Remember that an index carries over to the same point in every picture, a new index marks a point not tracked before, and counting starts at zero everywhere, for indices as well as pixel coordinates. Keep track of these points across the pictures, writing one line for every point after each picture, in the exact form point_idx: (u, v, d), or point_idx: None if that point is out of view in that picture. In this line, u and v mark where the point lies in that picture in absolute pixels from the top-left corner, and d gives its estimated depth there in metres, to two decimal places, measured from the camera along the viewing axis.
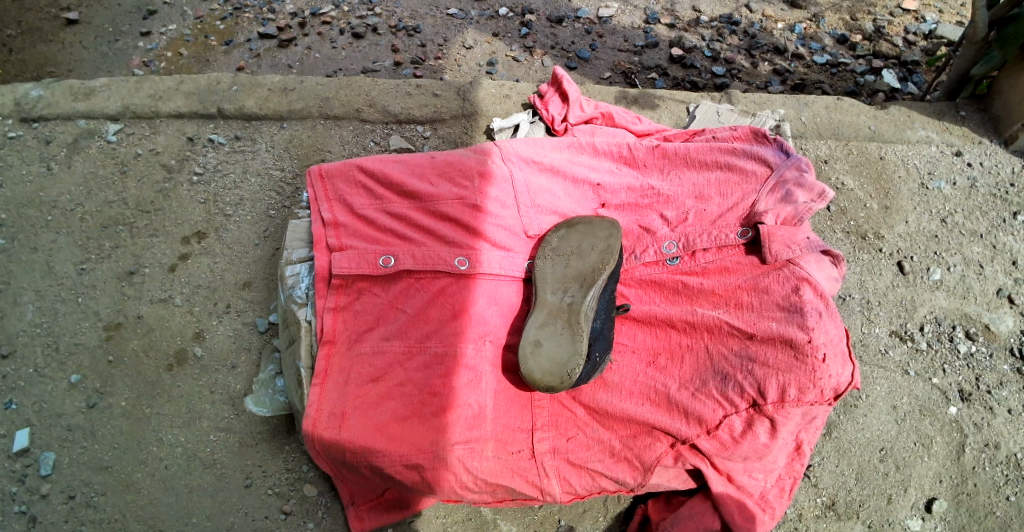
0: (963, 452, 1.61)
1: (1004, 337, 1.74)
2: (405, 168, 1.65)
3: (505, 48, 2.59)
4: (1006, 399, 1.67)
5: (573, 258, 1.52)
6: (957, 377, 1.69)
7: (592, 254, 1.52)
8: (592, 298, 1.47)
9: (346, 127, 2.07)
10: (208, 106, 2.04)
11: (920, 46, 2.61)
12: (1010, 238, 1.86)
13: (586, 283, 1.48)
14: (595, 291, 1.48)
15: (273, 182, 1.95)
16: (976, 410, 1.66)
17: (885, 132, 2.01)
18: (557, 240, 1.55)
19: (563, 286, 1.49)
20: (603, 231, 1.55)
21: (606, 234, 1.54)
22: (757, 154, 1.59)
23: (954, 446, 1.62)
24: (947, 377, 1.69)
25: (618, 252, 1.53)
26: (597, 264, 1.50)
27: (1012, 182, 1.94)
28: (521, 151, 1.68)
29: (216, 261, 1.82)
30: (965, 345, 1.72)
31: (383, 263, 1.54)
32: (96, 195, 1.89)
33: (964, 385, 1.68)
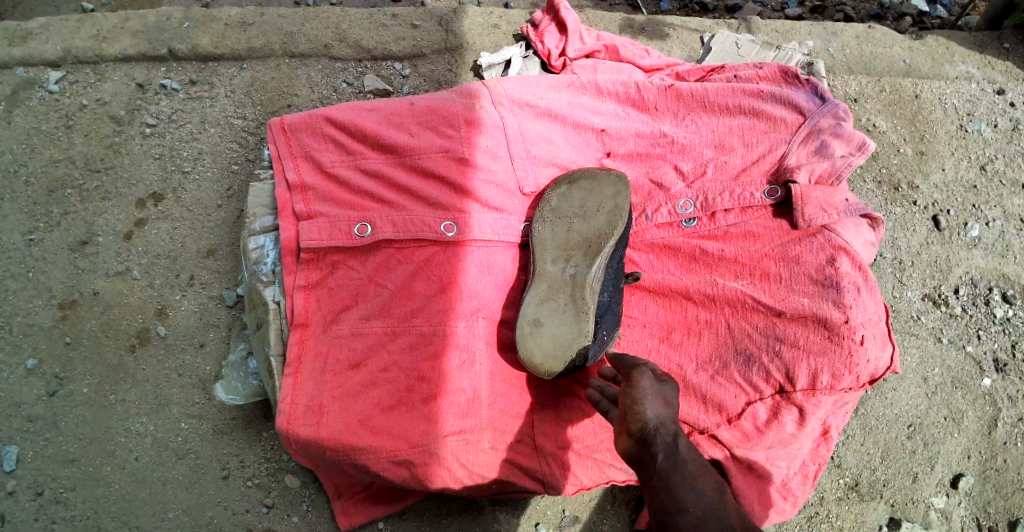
0: (995, 428, 1.57)
1: None
2: (380, 116, 1.45)
3: None
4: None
5: (576, 218, 1.35)
6: (991, 344, 1.63)
7: (598, 217, 1.35)
8: (598, 268, 1.31)
9: (315, 66, 1.84)
10: (158, 46, 1.80)
11: None
12: None
13: (591, 251, 1.32)
14: (601, 260, 1.31)
15: (236, 133, 1.75)
16: (1011, 382, 1.61)
17: (922, 66, 1.86)
18: (557, 199, 1.37)
19: (565, 254, 1.33)
20: (610, 187, 1.36)
21: (613, 191, 1.36)
22: (787, 98, 1.39)
23: (985, 420, 1.58)
24: (981, 345, 1.63)
25: (627, 211, 1.35)
26: (603, 228, 1.33)
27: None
28: (513, 93, 1.47)
29: (176, 226, 1.65)
30: (1002, 310, 1.65)
31: (359, 232, 1.37)
32: (40, 154, 1.67)
33: (999, 354, 1.63)
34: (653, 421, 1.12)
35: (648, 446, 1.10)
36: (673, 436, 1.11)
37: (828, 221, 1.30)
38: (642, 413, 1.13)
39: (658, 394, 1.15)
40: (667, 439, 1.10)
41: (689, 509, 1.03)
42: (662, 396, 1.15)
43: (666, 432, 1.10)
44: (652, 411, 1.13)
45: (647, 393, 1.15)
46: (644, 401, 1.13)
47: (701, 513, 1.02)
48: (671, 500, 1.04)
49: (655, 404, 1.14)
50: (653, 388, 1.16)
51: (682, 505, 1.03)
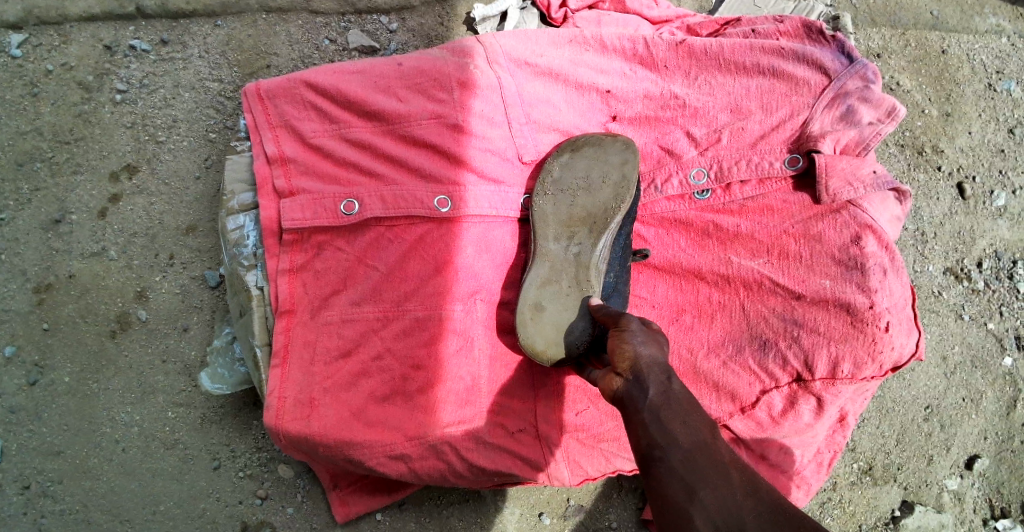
0: (1014, 408, 1.52)
1: None
2: (365, 80, 1.33)
3: None
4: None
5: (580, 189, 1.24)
6: (1014, 321, 1.56)
7: (604, 189, 1.23)
8: (603, 246, 1.21)
9: (294, 21, 1.71)
10: (124, 3, 1.63)
11: None
12: None
13: (597, 227, 1.21)
14: (607, 238, 1.21)
15: (213, 98, 1.64)
16: None
17: (950, 19, 1.72)
18: (560, 168, 1.25)
19: (568, 232, 1.22)
20: (616, 155, 1.25)
21: (621, 158, 1.25)
22: (812, 57, 1.26)
23: (1004, 402, 1.52)
24: (1003, 322, 1.56)
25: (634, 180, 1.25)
26: (610, 201, 1.22)
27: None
28: (510, 51, 1.35)
29: (153, 202, 1.55)
30: None
31: (345, 210, 1.28)
32: (4, 125, 1.53)
33: (1021, 330, 1.56)
34: (643, 358, 1.01)
35: (640, 382, 0.98)
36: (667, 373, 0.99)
37: (854, 195, 1.19)
38: (631, 352, 1.02)
39: (650, 337, 1.05)
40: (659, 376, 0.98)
41: (679, 442, 0.92)
42: (655, 339, 1.04)
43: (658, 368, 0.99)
44: (643, 351, 1.02)
45: (639, 336, 1.04)
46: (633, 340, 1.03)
47: (690, 448, 0.92)
48: (661, 434, 0.93)
49: (647, 345, 1.03)
50: (645, 334, 1.05)
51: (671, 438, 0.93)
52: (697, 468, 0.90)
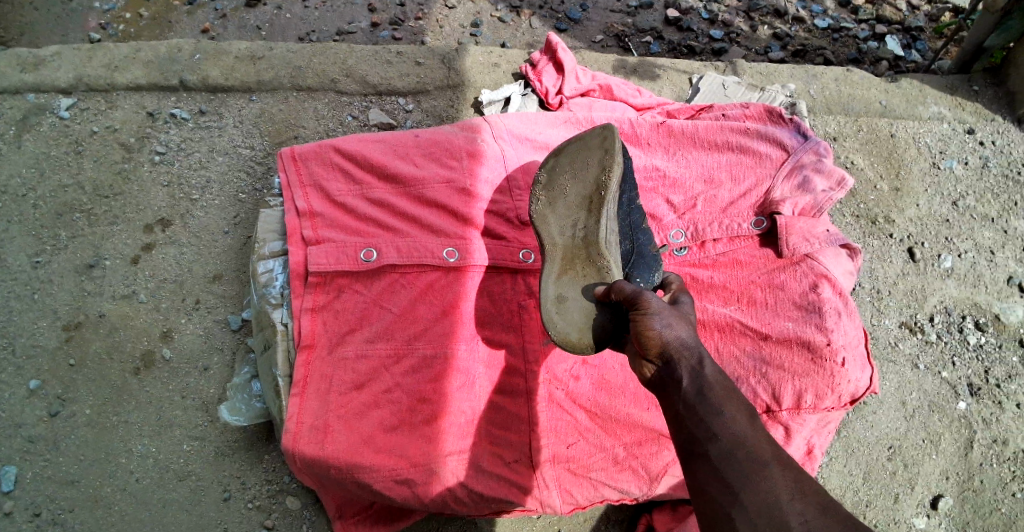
0: (971, 449, 1.65)
1: (1014, 328, 1.75)
2: (387, 149, 1.58)
3: (490, 7, 2.44)
4: (1014, 393, 1.70)
5: (575, 170, 1.40)
6: (966, 370, 1.71)
7: (591, 169, 1.39)
8: (608, 219, 1.36)
9: (321, 100, 1.93)
10: (169, 77, 1.89)
11: (924, 11, 2.47)
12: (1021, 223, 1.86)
13: (596, 208, 1.36)
14: (609, 210, 1.36)
15: (243, 161, 1.82)
16: (986, 405, 1.68)
17: (897, 107, 1.96)
18: (551, 170, 1.40)
19: (571, 219, 1.37)
20: (596, 137, 1.40)
21: (599, 137, 1.40)
22: (773, 136, 1.48)
23: (962, 443, 1.65)
24: (956, 371, 1.71)
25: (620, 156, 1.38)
26: (598, 175, 1.38)
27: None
28: (512, 129, 1.63)
29: (183, 252, 1.70)
30: (974, 337, 1.74)
31: (364, 257, 1.45)
32: (50, 177, 1.75)
33: (973, 379, 1.71)
34: (671, 343, 1.14)
35: (673, 369, 1.13)
36: (698, 358, 1.12)
37: (811, 250, 1.38)
38: (657, 336, 1.14)
39: (672, 315, 1.16)
40: (692, 361, 1.12)
41: (720, 438, 1.05)
42: (675, 317, 1.16)
43: (689, 355, 1.12)
44: (669, 334, 1.14)
45: (663, 316, 1.16)
46: (658, 324, 1.15)
47: (730, 446, 1.05)
48: (703, 431, 1.07)
49: (671, 327, 1.15)
50: (666, 310, 1.17)
51: (712, 435, 1.06)
52: (736, 467, 1.03)
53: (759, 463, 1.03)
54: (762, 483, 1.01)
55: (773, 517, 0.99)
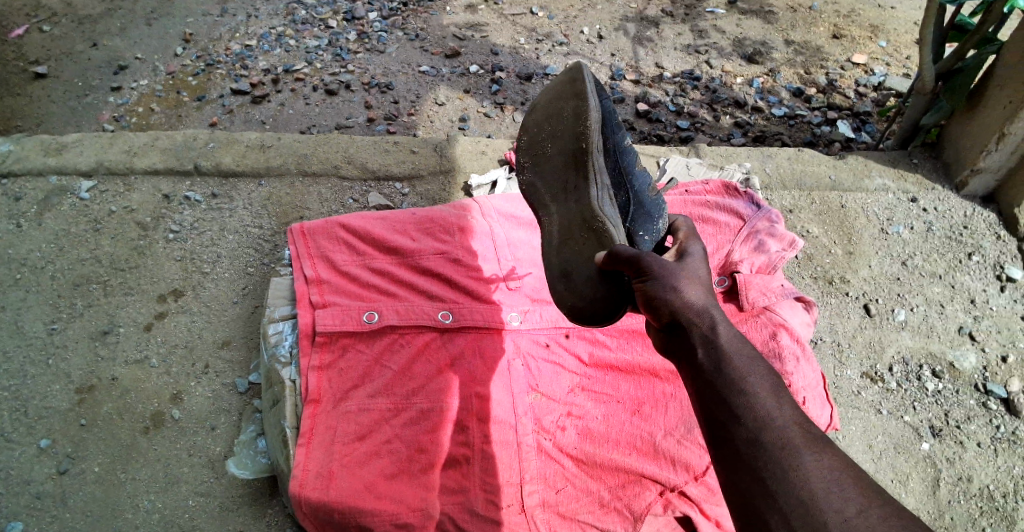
0: (939, 487, 1.68)
1: (968, 374, 1.85)
2: (387, 225, 1.75)
3: (477, 104, 2.70)
4: (974, 432, 1.77)
5: (558, 118, 1.49)
6: (927, 413, 1.79)
7: (568, 119, 1.47)
8: (597, 168, 1.45)
9: (325, 184, 2.11)
10: (185, 163, 2.08)
11: (871, 97, 2.76)
12: (967, 278, 2.01)
13: (580, 162, 1.45)
14: (596, 157, 1.44)
15: (252, 239, 1.97)
16: (948, 445, 1.75)
17: (845, 181, 2.17)
18: (530, 135, 1.53)
19: (558, 184, 1.48)
20: (566, 86, 1.49)
21: (568, 86, 1.48)
22: (730, 207, 1.68)
23: (929, 481, 1.69)
24: (918, 415, 1.79)
25: (591, 99, 1.45)
26: (575, 122, 1.46)
27: (964, 225, 2.10)
28: (499, 209, 1.83)
29: (194, 319, 1.81)
30: (932, 383, 1.83)
31: (366, 319, 1.59)
32: (68, 253, 1.91)
33: (935, 421, 1.78)
34: (678, 308, 1.16)
35: (683, 335, 1.15)
36: (708, 322, 1.14)
37: (768, 303, 1.53)
38: (663, 302, 1.18)
39: (675, 280, 1.19)
40: (703, 327, 1.13)
41: (744, 419, 1.03)
42: (678, 280, 1.19)
43: (698, 320, 1.14)
44: (675, 298, 1.17)
45: (666, 283, 1.19)
46: (662, 291, 1.19)
47: (756, 429, 1.02)
48: (726, 415, 1.05)
49: (676, 291, 1.18)
50: (668, 275, 1.20)
51: (735, 416, 1.04)
52: (762, 455, 1.00)
53: (789, 454, 0.98)
54: (793, 475, 0.97)
55: (808, 511, 0.94)
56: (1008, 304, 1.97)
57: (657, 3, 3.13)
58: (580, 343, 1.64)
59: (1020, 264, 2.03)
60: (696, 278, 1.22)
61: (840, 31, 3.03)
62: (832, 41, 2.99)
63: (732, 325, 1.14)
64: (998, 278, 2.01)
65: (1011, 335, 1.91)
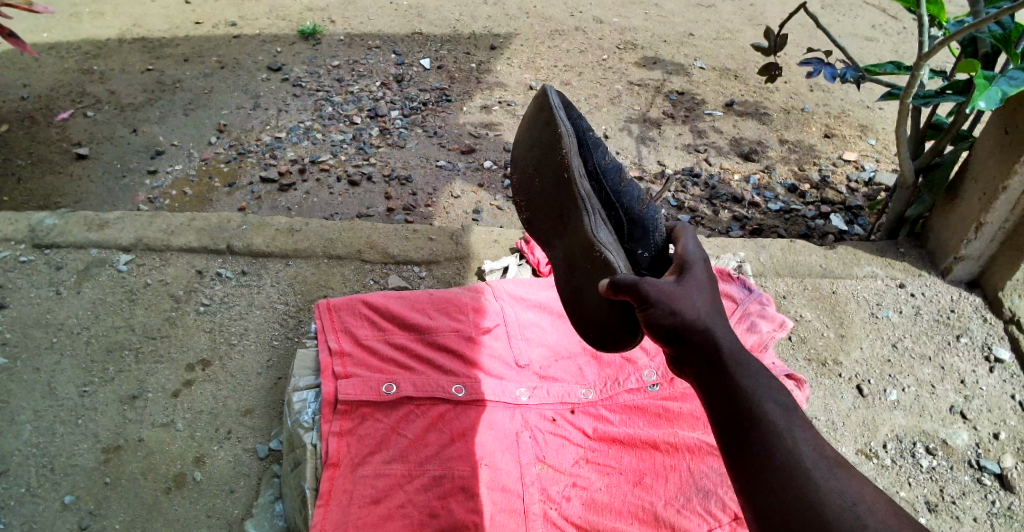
0: None
1: (961, 451, 1.87)
2: (407, 303, 1.87)
3: (490, 198, 2.88)
4: (969, 507, 1.77)
5: (541, 142, 1.66)
6: (922, 489, 1.80)
7: (548, 150, 1.64)
8: (581, 186, 1.57)
9: (348, 267, 2.24)
10: (219, 242, 2.23)
11: (862, 192, 2.93)
12: (956, 358, 2.06)
13: (565, 187, 1.59)
14: (578, 176, 1.57)
15: (279, 315, 2.09)
16: (945, 520, 1.74)
17: (835, 269, 2.27)
18: (524, 177, 1.75)
19: (551, 219, 1.68)
20: (541, 119, 1.66)
21: (541, 120, 1.66)
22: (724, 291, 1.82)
23: None
24: (913, 490, 1.79)
25: (562, 122, 1.60)
26: (554, 149, 1.61)
27: (952, 308, 2.17)
28: (510, 292, 1.96)
29: (220, 388, 1.90)
30: (927, 459, 1.85)
31: (385, 390, 1.68)
32: (103, 320, 2.02)
33: (929, 497, 1.78)
34: (681, 329, 1.23)
35: (688, 352, 1.24)
36: (710, 340, 1.22)
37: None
38: (665, 324, 1.25)
39: (675, 304, 1.25)
40: (707, 345, 1.22)
41: (754, 431, 1.14)
42: (677, 304, 1.25)
43: (701, 338, 1.22)
44: (677, 321, 1.24)
45: (666, 307, 1.25)
46: (663, 316, 1.25)
47: (767, 442, 1.13)
48: (738, 427, 1.16)
49: (677, 315, 1.24)
50: (668, 300, 1.25)
51: (747, 429, 1.15)
52: (772, 466, 1.11)
53: (798, 466, 1.10)
54: (802, 484, 1.09)
55: (818, 516, 1.06)
56: (997, 384, 2.01)
57: (658, 107, 3.37)
58: (585, 419, 1.74)
59: (1007, 346, 2.08)
60: (695, 295, 1.27)
61: (831, 130, 3.27)
62: (824, 140, 3.22)
63: (738, 341, 1.23)
64: (987, 359, 2.06)
65: (1002, 414, 1.95)
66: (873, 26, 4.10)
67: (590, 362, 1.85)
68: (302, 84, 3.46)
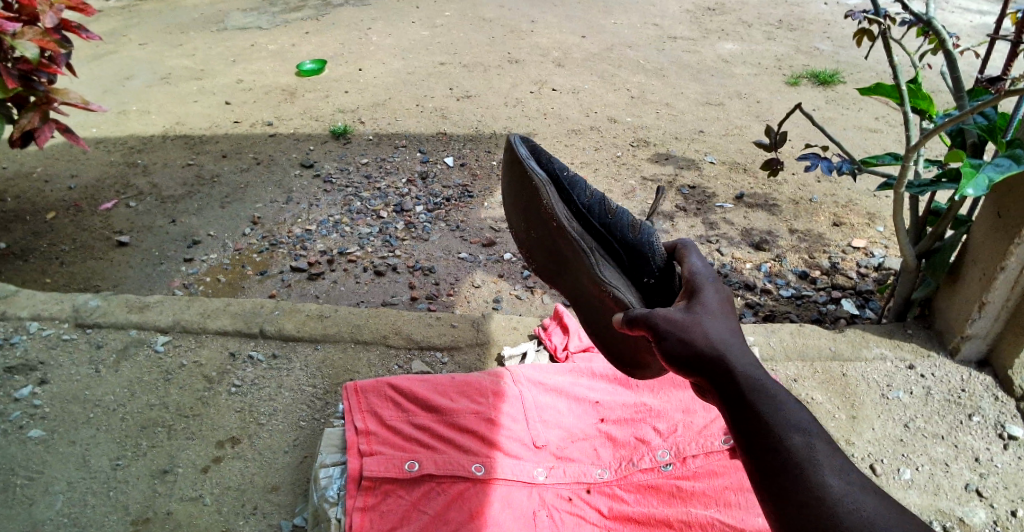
0: None
1: (979, 528, 1.87)
2: (430, 385, 1.94)
3: (509, 287, 2.98)
4: None
5: (523, 192, 1.78)
6: None
7: (529, 200, 1.76)
8: (569, 227, 1.69)
9: (374, 351, 2.32)
10: (252, 326, 2.33)
11: (872, 276, 3.01)
12: (969, 436, 2.08)
13: (558, 232, 1.71)
14: (564, 220, 1.69)
15: (306, 396, 2.15)
16: None
17: (844, 352, 2.33)
18: (518, 226, 1.87)
19: (555, 260, 1.79)
20: (515, 172, 1.78)
21: (514, 171, 1.79)
22: None
23: None
24: None
25: (535, 172, 1.72)
26: (534, 197, 1.74)
27: (962, 388, 2.21)
28: (529, 376, 2.01)
29: (248, 465, 1.94)
30: None
31: (408, 467, 1.73)
32: (139, 398, 2.11)
33: None
34: (692, 357, 1.28)
35: (703, 379, 1.28)
36: (722, 366, 1.26)
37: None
38: (675, 354, 1.30)
39: (682, 333, 1.31)
40: (719, 372, 1.26)
41: (771, 453, 1.17)
42: (685, 333, 1.31)
43: (711, 365, 1.27)
44: (686, 350, 1.29)
45: (675, 337, 1.31)
46: (671, 347, 1.31)
47: (783, 465, 1.16)
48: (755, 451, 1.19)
49: (686, 344, 1.30)
50: (676, 330, 1.32)
51: (764, 452, 1.18)
52: (788, 490, 1.14)
53: (812, 489, 1.13)
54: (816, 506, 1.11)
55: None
56: (1013, 460, 2.02)
57: (670, 200, 3.53)
58: (601, 499, 1.79)
59: (1020, 423, 2.10)
60: (704, 321, 1.33)
61: (839, 219, 3.39)
62: (833, 228, 3.33)
63: (750, 365, 1.26)
64: (1001, 436, 2.07)
65: (1019, 490, 1.95)
66: (876, 122, 4.29)
67: (606, 443, 1.89)
68: (332, 180, 3.67)
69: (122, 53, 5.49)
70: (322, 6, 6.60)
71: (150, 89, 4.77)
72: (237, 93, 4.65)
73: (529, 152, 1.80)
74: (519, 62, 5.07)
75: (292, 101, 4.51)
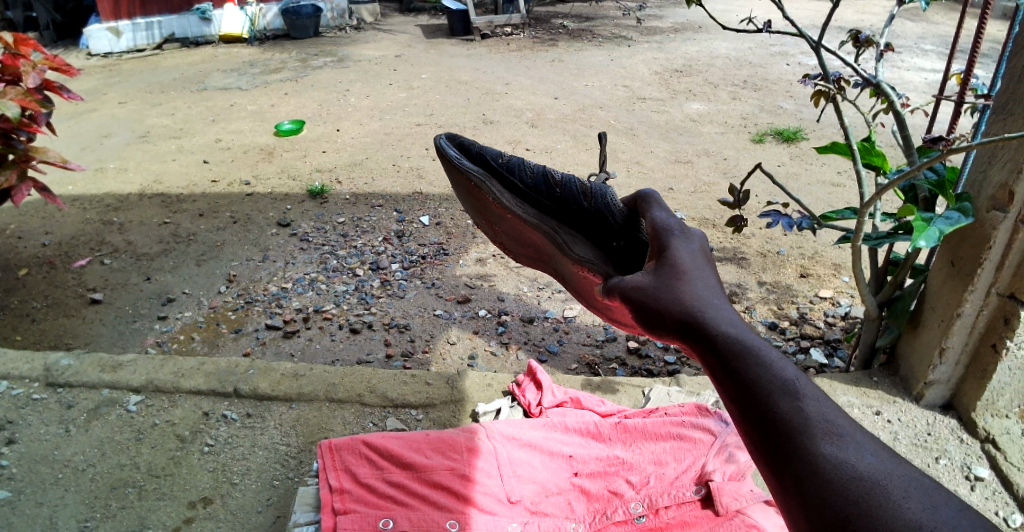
0: None
1: None
2: (403, 442, 1.95)
3: (485, 343, 3.01)
4: None
5: (469, 194, 1.82)
6: None
7: (475, 199, 1.81)
8: (519, 212, 1.73)
9: (349, 409, 2.31)
10: (226, 385, 2.33)
11: (839, 325, 3.10)
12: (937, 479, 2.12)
13: (511, 220, 1.76)
14: (513, 206, 1.74)
15: (280, 455, 2.12)
16: None
17: None
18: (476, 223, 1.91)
19: (520, 245, 1.83)
20: (450, 173, 1.83)
21: (450, 173, 1.83)
22: (702, 425, 2.05)
23: None
24: None
25: (470, 170, 1.77)
26: (477, 194, 1.78)
27: (928, 432, 2.27)
28: (502, 430, 2.03)
29: (219, 525, 1.91)
30: None
31: (382, 525, 1.73)
32: (109, 458, 2.09)
33: None
34: (671, 324, 1.09)
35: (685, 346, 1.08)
36: (701, 331, 1.05)
37: (740, 506, 1.82)
38: (653, 322, 1.12)
39: (655, 301, 1.12)
40: (698, 338, 1.05)
41: (761, 425, 0.98)
42: (660, 300, 1.11)
43: (690, 332, 1.06)
44: (664, 318, 1.10)
45: (649, 305, 1.13)
46: (649, 316, 1.12)
47: (774, 438, 0.97)
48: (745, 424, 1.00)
49: (663, 311, 1.10)
50: (650, 296, 1.13)
51: (754, 423, 0.99)
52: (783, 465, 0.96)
53: (805, 463, 0.95)
54: (813, 482, 0.93)
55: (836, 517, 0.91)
56: (980, 501, 2.06)
57: None
58: None
59: (986, 465, 2.15)
60: (680, 281, 1.13)
61: (806, 271, 3.49)
62: (800, 280, 3.43)
63: (732, 323, 1.05)
64: (967, 478, 2.12)
65: None
66: (838, 176, 4.47)
67: (579, 497, 1.92)
68: (309, 239, 3.71)
69: (102, 112, 5.56)
70: (302, 67, 6.76)
71: (128, 148, 4.82)
72: (215, 152, 4.71)
73: (460, 151, 1.84)
74: (494, 123, 5.23)
75: (270, 161, 4.58)
